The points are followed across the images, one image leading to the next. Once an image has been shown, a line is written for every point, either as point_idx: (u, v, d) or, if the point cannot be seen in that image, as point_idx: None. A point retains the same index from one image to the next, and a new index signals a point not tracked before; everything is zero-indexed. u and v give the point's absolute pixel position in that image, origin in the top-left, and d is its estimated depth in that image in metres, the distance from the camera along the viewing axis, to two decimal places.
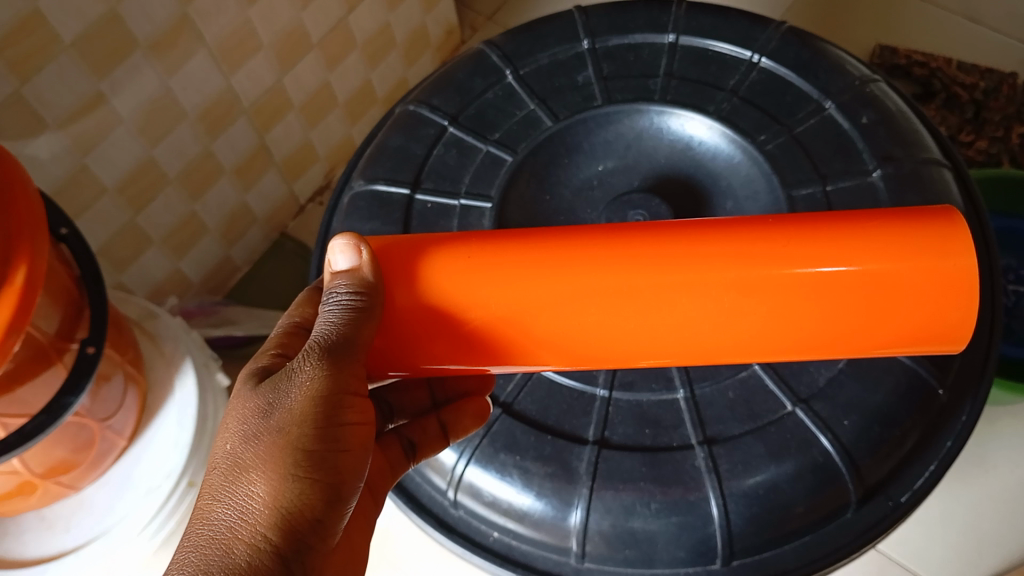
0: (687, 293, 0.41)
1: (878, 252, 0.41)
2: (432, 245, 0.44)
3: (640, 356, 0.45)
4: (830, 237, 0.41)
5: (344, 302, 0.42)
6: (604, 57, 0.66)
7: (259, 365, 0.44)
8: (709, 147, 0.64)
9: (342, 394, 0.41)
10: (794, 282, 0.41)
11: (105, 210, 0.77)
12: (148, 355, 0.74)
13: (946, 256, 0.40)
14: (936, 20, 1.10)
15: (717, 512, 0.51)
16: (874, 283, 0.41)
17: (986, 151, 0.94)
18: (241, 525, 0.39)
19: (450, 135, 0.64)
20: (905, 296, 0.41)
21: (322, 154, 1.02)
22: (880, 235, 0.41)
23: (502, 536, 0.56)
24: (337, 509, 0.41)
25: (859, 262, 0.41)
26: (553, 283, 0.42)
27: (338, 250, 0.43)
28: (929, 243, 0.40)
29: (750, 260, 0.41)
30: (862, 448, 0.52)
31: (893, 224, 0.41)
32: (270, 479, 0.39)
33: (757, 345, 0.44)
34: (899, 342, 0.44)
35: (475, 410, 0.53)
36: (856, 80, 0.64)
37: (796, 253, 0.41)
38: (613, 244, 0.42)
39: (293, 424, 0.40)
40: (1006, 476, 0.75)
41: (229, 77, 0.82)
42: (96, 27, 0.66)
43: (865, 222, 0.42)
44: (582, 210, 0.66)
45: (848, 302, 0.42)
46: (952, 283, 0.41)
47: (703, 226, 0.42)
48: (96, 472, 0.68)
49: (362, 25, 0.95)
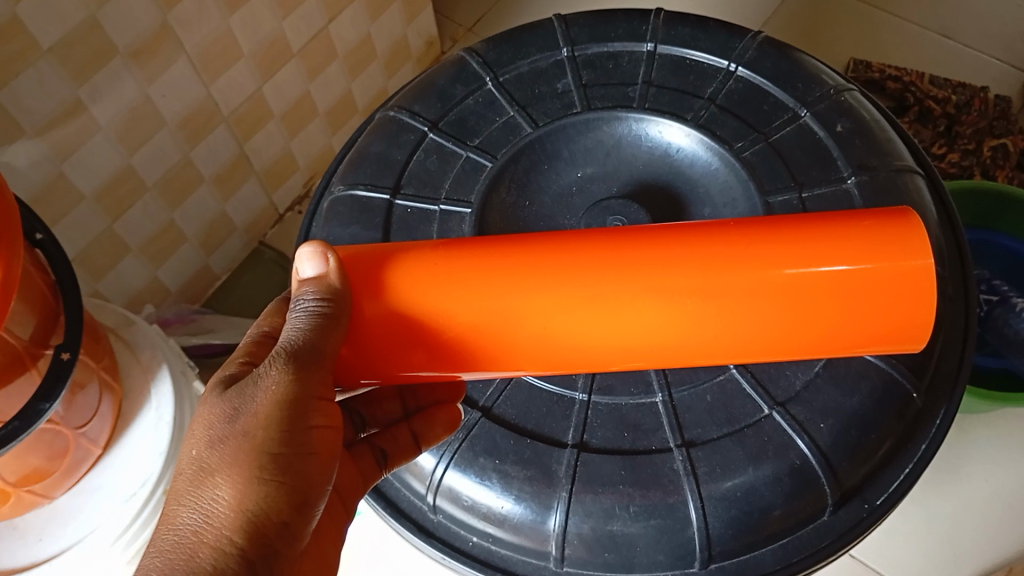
0: (653, 299, 0.42)
1: (841, 252, 0.41)
2: (398, 254, 0.44)
3: (611, 360, 0.45)
4: (791, 239, 0.41)
5: (311, 309, 0.42)
6: (583, 65, 0.67)
7: (228, 373, 0.43)
8: (687, 154, 0.65)
9: (309, 398, 0.41)
10: (760, 286, 0.41)
11: (83, 217, 0.76)
12: (124, 362, 0.73)
13: (905, 254, 0.41)
14: (909, 35, 1.12)
15: (696, 515, 0.51)
16: (840, 282, 0.41)
17: (959, 164, 0.96)
18: (206, 529, 0.38)
19: (430, 141, 0.64)
20: (869, 296, 0.42)
21: (302, 164, 1.02)
22: (839, 237, 0.41)
23: (481, 541, 0.56)
24: (305, 513, 0.41)
25: (822, 263, 0.41)
26: (520, 290, 0.42)
27: (305, 258, 0.43)
28: (889, 243, 0.41)
29: (716, 265, 0.41)
30: (838, 450, 0.53)
31: (853, 226, 0.42)
32: (237, 481, 0.38)
33: (730, 345, 0.44)
34: (864, 340, 0.44)
35: (447, 419, 0.53)
36: (831, 89, 0.65)
37: (760, 255, 0.41)
38: (577, 251, 0.42)
39: (259, 428, 0.39)
40: (980, 485, 0.77)
41: (209, 86, 0.81)
42: (75, 34, 0.66)
43: (827, 225, 0.42)
44: (562, 217, 0.66)
45: (812, 304, 0.42)
46: (912, 281, 0.41)
47: (671, 232, 0.43)
48: (70, 480, 0.67)
49: (343, 35, 0.95)
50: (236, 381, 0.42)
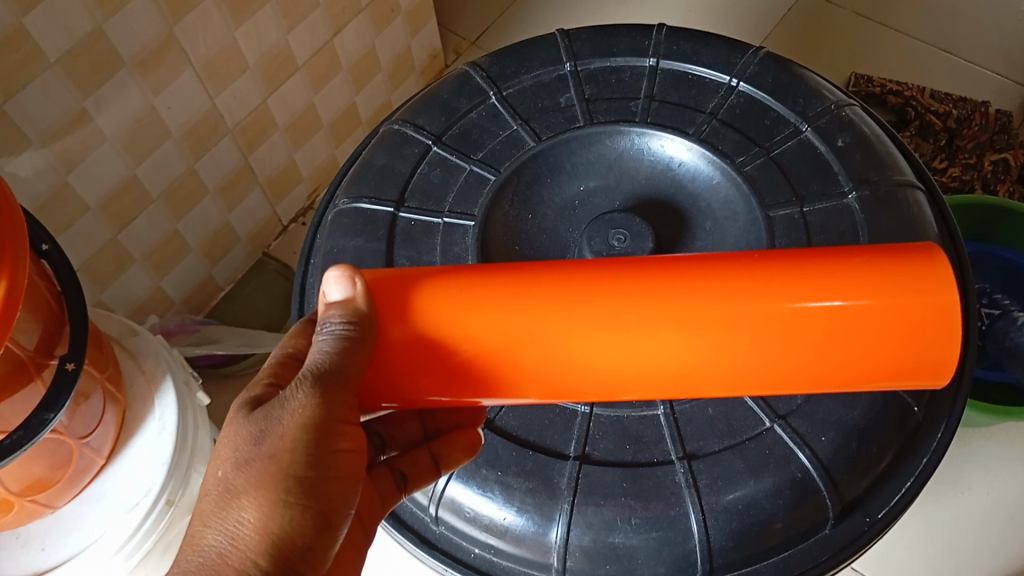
0: (675, 329, 0.42)
1: (864, 287, 0.41)
2: (423, 279, 0.44)
3: (624, 387, 0.45)
4: (815, 270, 0.41)
5: (338, 332, 0.42)
6: (586, 79, 0.68)
7: (253, 395, 0.43)
8: (689, 168, 0.66)
9: (334, 422, 0.41)
10: (782, 316, 0.41)
11: (88, 227, 0.77)
12: (128, 372, 0.73)
13: (928, 290, 0.41)
14: (909, 49, 1.13)
15: (697, 527, 0.52)
16: (860, 317, 0.41)
17: (960, 178, 0.97)
18: (231, 552, 0.40)
19: (435, 154, 0.65)
20: (889, 330, 0.42)
21: (306, 175, 1.03)
22: (862, 271, 0.41)
23: (483, 552, 0.56)
24: (328, 535, 0.42)
25: (844, 297, 0.41)
26: (541, 318, 0.42)
27: (333, 281, 0.43)
28: (912, 279, 0.41)
29: (737, 295, 0.41)
30: (839, 463, 0.53)
31: (876, 260, 0.41)
32: (261, 505, 0.40)
33: (744, 375, 0.44)
34: (884, 374, 0.44)
35: (467, 442, 0.52)
36: (832, 104, 0.65)
37: (783, 287, 0.41)
38: (601, 278, 0.42)
39: (286, 452, 0.40)
40: (981, 499, 0.78)
41: (215, 97, 0.82)
42: (81, 45, 0.67)
43: (851, 257, 0.42)
44: (563, 230, 0.67)
45: (830, 338, 0.42)
46: (930, 318, 0.41)
47: (693, 261, 0.43)
48: (73, 490, 0.67)
49: (348, 47, 0.96)
50: (262, 404, 0.42)
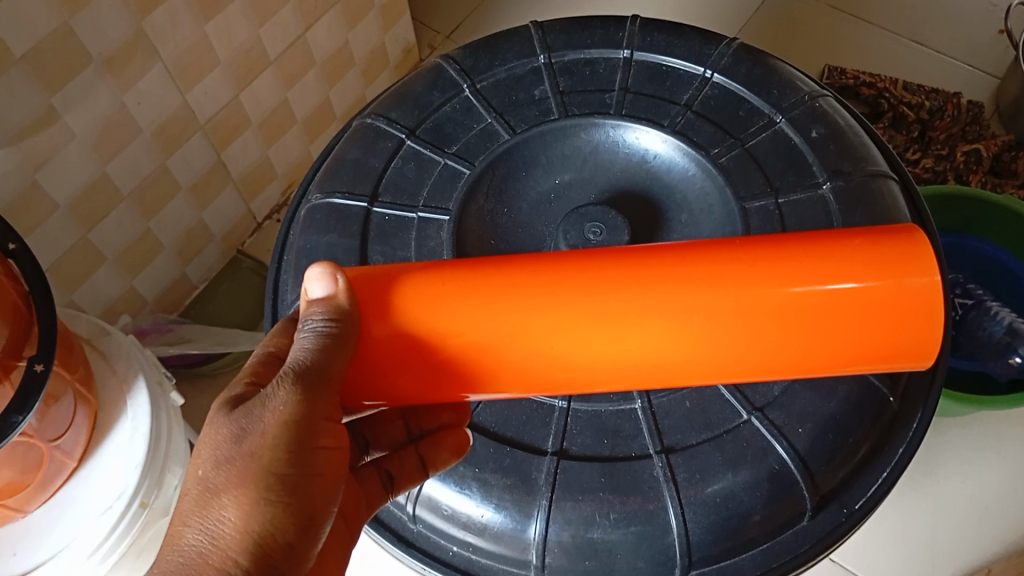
0: (661, 318, 0.41)
1: (846, 271, 0.41)
2: (405, 275, 0.44)
3: (612, 379, 0.44)
4: (797, 258, 0.41)
5: (320, 329, 0.41)
6: (561, 72, 0.67)
7: (234, 394, 0.42)
8: (665, 160, 0.65)
9: (316, 420, 0.41)
10: (769, 302, 0.41)
11: (56, 226, 0.76)
12: (99, 374, 0.72)
13: (910, 273, 0.41)
14: (882, 41, 1.13)
15: (675, 521, 0.52)
16: (846, 301, 0.41)
17: (933, 169, 0.97)
18: (212, 551, 0.39)
19: (408, 148, 0.64)
20: (875, 313, 0.42)
21: (280, 171, 1.01)
22: (843, 255, 0.41)
23: (462, 550, 0.55)
24: (311, 533, 0.41)
25: (828, 282, 0.41)
26: (525, 310, 0.42)
27: (315, 278, 0.42)
28: (893, 261, 0.41)
29: (721, 282, 0.41)
30: (816, 454, 0.53)
31: (856, 245, 0.42)
32: (243, 502, 0.39)
33: (732, 361, 0.43)
34: (867, 360, 0.44)
35: (455, 444, 0.51)
36: (806, 95, 0.65)
37: (765, 273, 0.41)
38: (585, 270, 0.42)
39: (267, 449, 0.39)
40: (957, 488, 0.80)
41: (185, 94, 0.81)
42: (47, 42, 0.65)
43: (831, 243, 0.42)
44: (539, 224, 0.66)
45: (816, 324, 0.42)
46: (910, 301, 0.41)
47: (674, 249, 0.43)
48: (44, 493, 0.66)
49: (320, 42, 0.95)
50: (243, 402, 0.41)
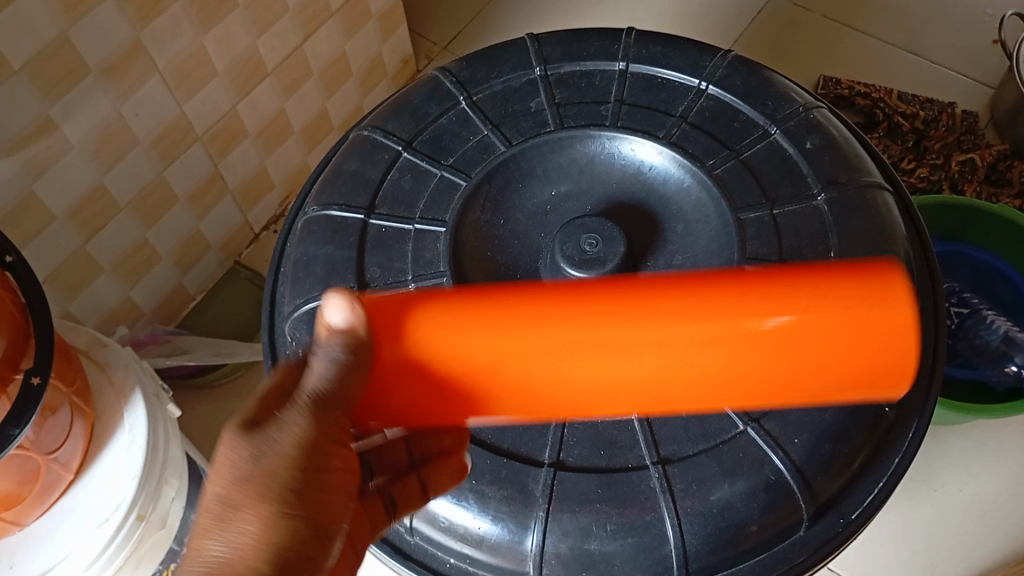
0: (626, 351, 0.39)
1: (814, 304, 0.38)
2: (413, 298, 0.42)
3: (612, 403, 0.43)
4: (772, 288, 0.38)
5: (330, 356, 0.41)
6: (556, 84, 0.68)
7: (246, 415, 0.43)
8: (660, 172, 0.66)
9: (331, 440, 0.42)
10: (737, 333, 0.38)
11: (54, 236, 0.76)
12: (97, 384, 0.72)
13: (885, 307, 0.38)
14: (876, 51, 1.14)
15: (672, 532, 0.52)
16: (821, 334, 0.38)
17: (928, 178, 0.98)
18: (233, 564, 0.40)
19: (405, 160, 0.65)
20: (855, 342, 0.39)
21: (278, 182, 1.01)
22: (817, 284, 0.38)
23: (458, 562, 0.55)
24: (326, 548, 0.42)
25: (802, 315, 0.38)
26: (488, 342, 0.39)
27: (333, 306, 0.41)
28: (866, 292, 0.38)
29: (692, 314, 0.38)
30: (813, 464, 0.53)
31: (835, 274, 0.38)
32: (265, 516, 0.40)
33: (705, 388, 0.41)
34: (845, 388, 0.42)
35: (454, 468, 0.51)
36: (800, 106, 0.66)
37: (736, 304, 0.38)
38: (551, 300, 0.39)
39: (286, 467, 0.41)
40: (954, 495, 0.80)
41: (184, 104, 0.81)
42: (48, 51, 0.65)
43: (811, 272, 0.39)
44: (536, 235, 0.66)
45: (789, 353, 0.39)
46: (888, 332, 0.38)
47: (654, 273, 0.40)
48: (41, 506, 0.65)
49: (318, 53, 0.95)
50: (257, 424, 0.42)
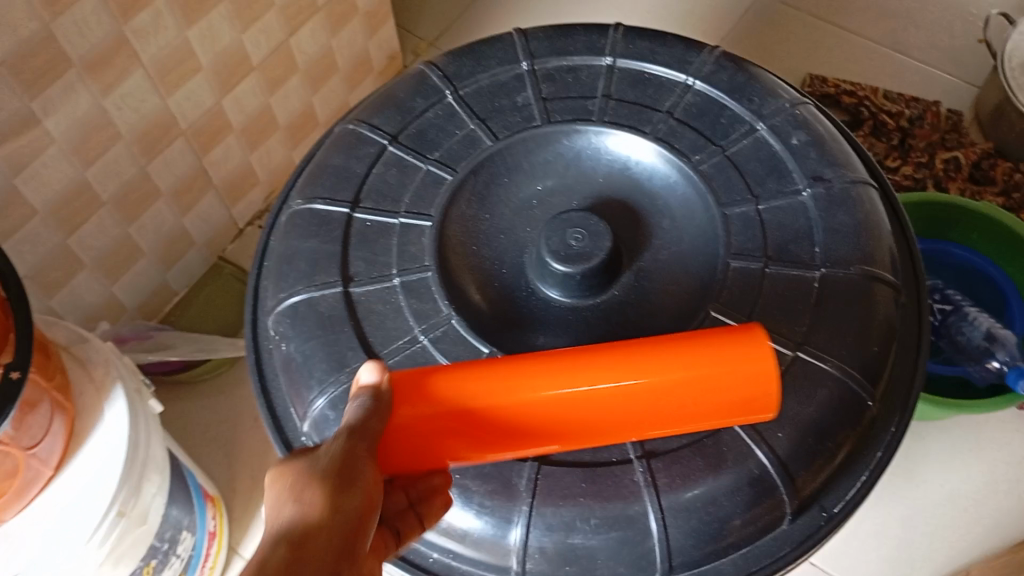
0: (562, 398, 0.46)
1: (692, 357, 0.46)
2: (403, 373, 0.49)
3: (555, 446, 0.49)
4: (664, 351, 0.47)
5: (363, 397, 0.45)
6: (543, 78, 0.67)
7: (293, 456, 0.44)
8: (647, 168, 0.66)
9: (371, 450, 0.43)
10: (642, 385, 0.46)
11: (35, 232, 0.75)
12: (77, 382, 0.71)
13: (749, 353, 0.46)
14: (862, 50, 1.14)
15: (656, 526, 0.52)
16: (705, 380, 0.46)
17: (913, 176, 0.98)
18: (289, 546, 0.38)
19: (391, 153, 0.64)
20: (732, 390, 0.46)
21: (263, 177, 1.01)
22: (700, 347, 0.47)
23: (442, 557, 0.55)
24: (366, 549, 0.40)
25: (689, 367, 0.46)
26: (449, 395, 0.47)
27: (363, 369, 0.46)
28: (738, 347, 0.46)
29: (607, 370, 0.46)
30: (797, 459, 0.53)
31: (715, 337, 0.47)
32: (316, 497, 0.39)
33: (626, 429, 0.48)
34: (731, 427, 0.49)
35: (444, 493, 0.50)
36: (787, 103, 0.66)
37: (639, 362, 0.47)
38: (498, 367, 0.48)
39: (333, 462, 0.41)
40: (936, 491, 0.80)
41: (167, 99, 0.80)
42: (28, 45, 0.65)
43: (694, 338, 0.48)
44: (521, 230, 0.66)
45: (685, 399, 0.47)
46: (760, 378, 0.46)
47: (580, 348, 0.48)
48: (21, 501, 0.64)
49: (304, 48, 0.95)
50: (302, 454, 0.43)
